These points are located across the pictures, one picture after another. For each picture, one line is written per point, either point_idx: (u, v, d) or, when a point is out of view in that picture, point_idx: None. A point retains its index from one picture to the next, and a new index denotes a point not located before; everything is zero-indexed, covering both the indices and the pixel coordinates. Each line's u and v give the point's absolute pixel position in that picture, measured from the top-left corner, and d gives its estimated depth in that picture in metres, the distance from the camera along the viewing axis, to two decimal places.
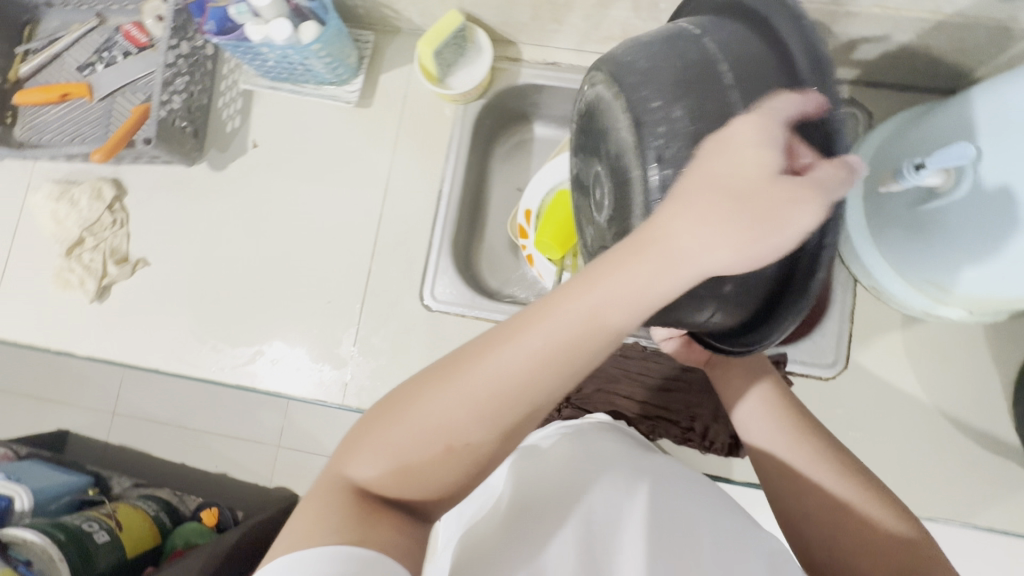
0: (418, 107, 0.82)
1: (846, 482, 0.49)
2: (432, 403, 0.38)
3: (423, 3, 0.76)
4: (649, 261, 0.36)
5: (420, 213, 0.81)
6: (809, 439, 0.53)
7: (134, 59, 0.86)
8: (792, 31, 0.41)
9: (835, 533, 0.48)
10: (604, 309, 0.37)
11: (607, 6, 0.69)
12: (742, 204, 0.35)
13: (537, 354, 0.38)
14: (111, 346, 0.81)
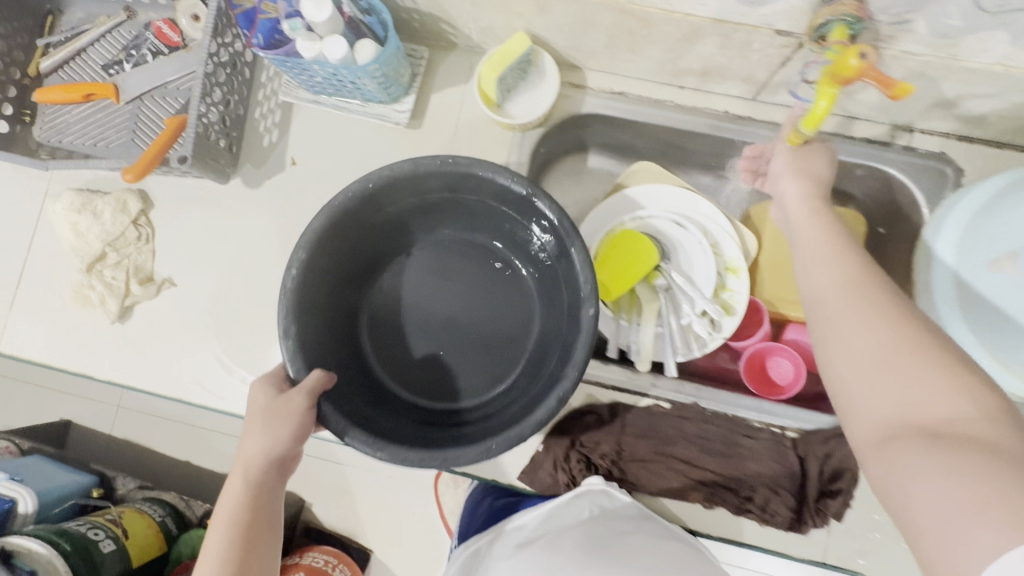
0: (471, 132, 0.76)
1: (891, 322, 0.44)
2: (229, 518, 0.56)
3: (487, 22, 0.70)
4: (236, 471, 0.57)
5: None
6: (902, 331, 0.43)
7: (165, 59, 0.79)
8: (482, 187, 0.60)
9: (894, 400, 0.41)
10: (242, 461, 0.57)
11: (692, 41, 0.64)
12: (264, 424, 0.57)
13: (260, 481, 0.57)
14: (132, 370, 0.76)
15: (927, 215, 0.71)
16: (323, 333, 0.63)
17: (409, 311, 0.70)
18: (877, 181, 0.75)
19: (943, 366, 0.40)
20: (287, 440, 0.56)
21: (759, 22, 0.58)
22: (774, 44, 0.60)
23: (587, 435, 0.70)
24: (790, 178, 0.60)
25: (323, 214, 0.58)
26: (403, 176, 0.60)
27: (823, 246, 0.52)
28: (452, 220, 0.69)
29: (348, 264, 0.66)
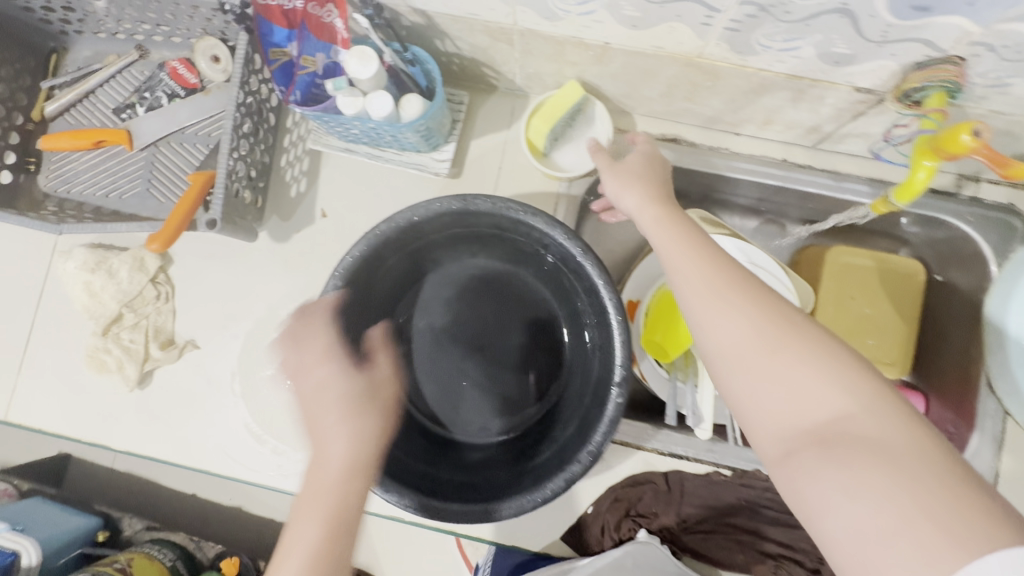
0: (515, 180, 0.72)
1: (746, 307, 0.41)
2: (291, 552, 0.43)
3: (536, 68, 0.65)
4: (309, 475, 0.46)
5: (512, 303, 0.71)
6: (779, 327, 0.39)
7: (181, 102, 0.73)
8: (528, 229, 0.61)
9: (788, 411, 0.37)
10: (319, 473, 0.46)
11: (761, 93, 0.60)
12: (352, 423, 0.48)
13: (343, 501, 0.45)
14: (154, 439, 0.71)
15: (995, 270, 0.67)
16: (357, 361, 0.64)
17: (431, 332, 0.71)
18: (939, 232, 0.72)
19: (832, 362, 0.37)
20: (369, 451, 0.47)
21: (839, 80, 0.54)
22: (850, 99, 0.57)
23: (644, 504, 0.66)
24: (626, 189, 0.53)
25: (366, 245, 0.59)
26: (450, 214, 0.61)
27: (668, 237, 0.48)
28: (490, 251, 0.70)
29: (382, 290, 0.66)
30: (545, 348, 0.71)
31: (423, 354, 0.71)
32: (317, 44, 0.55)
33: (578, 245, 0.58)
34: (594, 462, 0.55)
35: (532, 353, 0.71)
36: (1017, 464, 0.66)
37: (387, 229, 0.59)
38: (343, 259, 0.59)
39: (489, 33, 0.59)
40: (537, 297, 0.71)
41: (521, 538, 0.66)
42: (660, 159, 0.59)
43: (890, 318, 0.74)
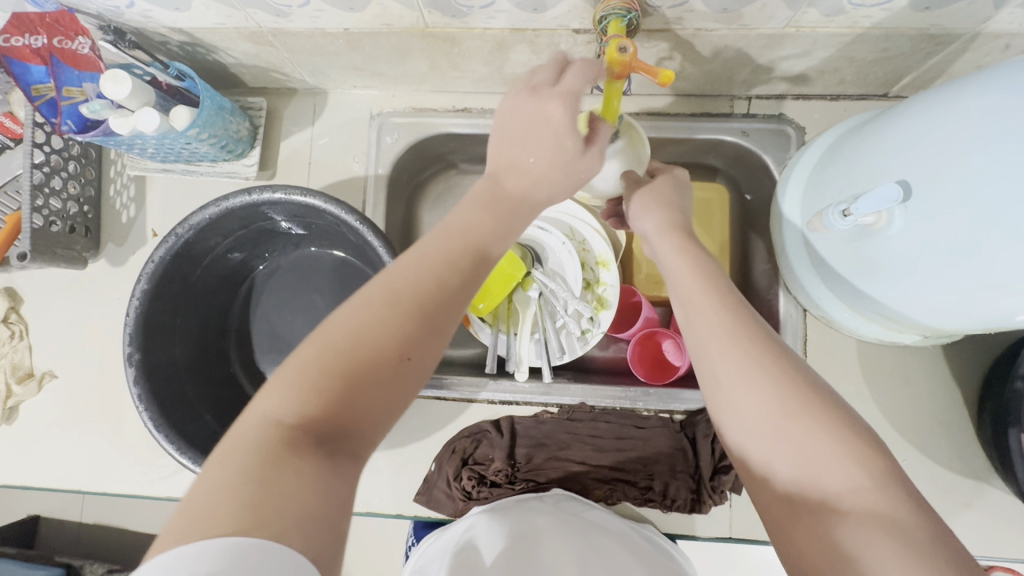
0: (326, 171, 0.76)
1: (772, 376, 0.43)
2: (364, 304, 0.40)
3: (314, 64, 0.70)
4: (371, 295, 0.40)
5: (333, 274, 0.83)
6: (794, 395, 0.42)
7: (12, 153, 0.78)
8: (310, 214, 0.68)
9: (797, 479, 0.40)
10: (384, 290, 0.40)
11: (506, 51, 0.64)
12: (427, 291, 0.41)
13: (436, 292, 0.41)
14: (30, 469, 0.75)
15: (776, 177, 0.72)
16: (185, 355, 0.72)
17: (270, 320, 0.83)
18: (730, 151, 0.76)
19: (838, 433, 0.40)
20: (446, 309, 0.41)
21: (554, 25, 0.58)
22: (577, 42, 0.61)
23: (478, 451, 0.69)
24: (646, 212, 0.59)
25: (169, 249, 0.65)
26: (241, 209, 0.66)
27: (690, 282, 0.51)
28: (310, 240, 0.81)
29: (206, 286, 0.75)
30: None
31: (264, 341, 0.83)
32: (79, 75, 0.60)
33: (355, 217, 0.63)
34: None
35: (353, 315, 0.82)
36: (823, 354, 0.70)
37: (184, 233, 0.65)
38: (147, 265, 0.65)
39: (248, 38, 0.64)
40: (358, 275, 0.82)
41: (374, 502, 0.71)
42: (685, 180, 0.64)
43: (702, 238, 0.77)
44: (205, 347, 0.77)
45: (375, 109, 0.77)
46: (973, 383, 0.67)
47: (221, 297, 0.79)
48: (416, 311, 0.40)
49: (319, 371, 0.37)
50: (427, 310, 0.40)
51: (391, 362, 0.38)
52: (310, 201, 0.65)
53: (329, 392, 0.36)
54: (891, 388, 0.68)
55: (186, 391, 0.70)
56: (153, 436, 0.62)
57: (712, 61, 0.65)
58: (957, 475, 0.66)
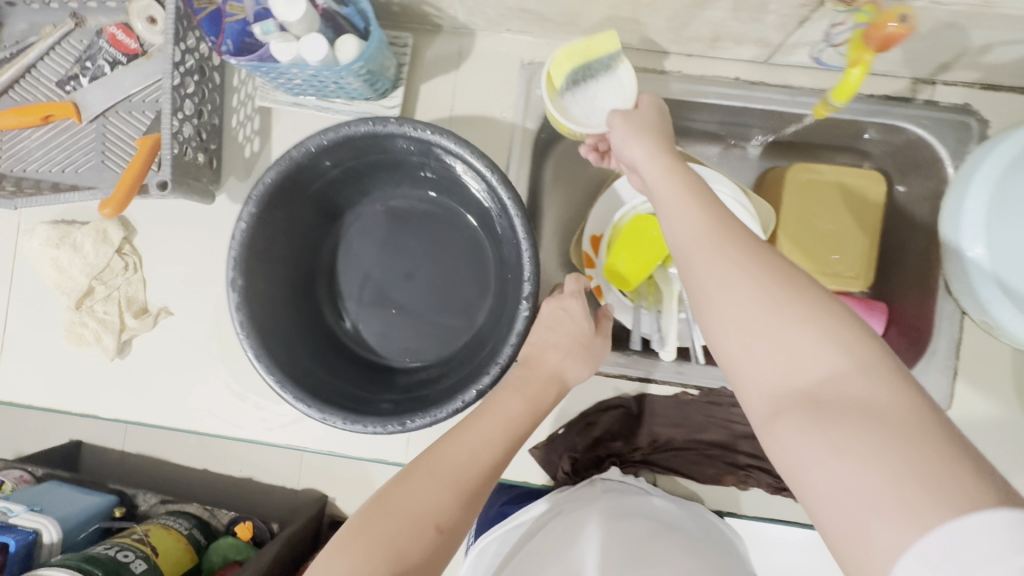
0: (467, 121, 0.71)
1: (757, 275, 0.39)
2: (420, 482, 0.48)
3: (474, 1, 0.64)
4: (418, 478, 0.48)
5: (437, 222, 0.82)
6: (781, 287, 0.38)
7: (124, 70, 0.72)
8: (418, 147, 0.67)
9: (786, 376, 0.36)
10: (441, 488, 0.48)
11: (703, 6, 0.58)
12: (460, 483, 0.49)
13: (473, 472, 0.50)
14: (142, 405, 0.73)
15: (952, 171, 0.67)
16: (277, 286, 0.73)
17: (360, 263, 0.83)
18: (897, 139, 0.71)
19: (822, 318, 0.37)
20: (476, 496, 0.49)
21: None
22: (793, 3, 0.55)
23: (613, 427, 0.69)
24: (635, 141, 0.55)
25: (281, 169, 0.64)
26: (361, 138, 0.66)
27: (676, 205, 0.47)
28: (412, 181, 0.79)
29: (307, 215, 0.75)
30: (469, 272, 0.81)
31: (356, 283, 0.82)
32: None
33: (481, 161, 0.64)
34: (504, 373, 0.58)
35: (454, 269, 0.81)
36: (974, 360, 0.68)
37: (300, 153, 0.63)
38: (257, 186, 0.64)
39: None
40: (458, 224, 0.81)
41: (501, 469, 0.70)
42: (666, 110, 0.61)
43: (851, 232, 0.75)
44: (297, 277, 0.77)
45: (524, 58, 0.71)
46: None
47: (318, 231, 0.79)
48: (462, 485, 0.49)
49: (371, 544, 0.44)
50: (473, 481, 0.49)
51: (435, 532, 0.46)
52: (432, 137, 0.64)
53: (397, 540, 0.44)
54: None
55: (280, 321, 0.72)
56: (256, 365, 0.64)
57: (923, 39, 0.59)
58: None
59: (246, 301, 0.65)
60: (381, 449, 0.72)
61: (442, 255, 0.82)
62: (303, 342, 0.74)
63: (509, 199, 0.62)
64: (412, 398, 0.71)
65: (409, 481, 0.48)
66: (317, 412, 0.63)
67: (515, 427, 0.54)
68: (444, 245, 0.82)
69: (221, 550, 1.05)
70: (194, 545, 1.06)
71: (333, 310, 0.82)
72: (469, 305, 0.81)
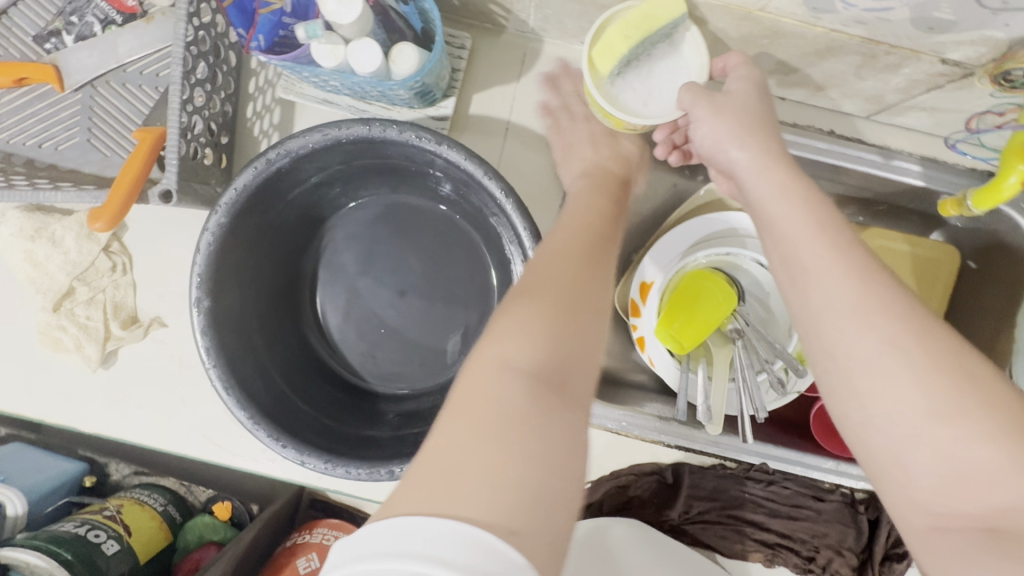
0: (523, 142, 0.62)
1: (932, 368, 0.33)
2: (521, 309, 0.37)
3: (553, 8, 0.54)
4: (515, 311, 0.36)
5: (451, 241, 0.62)
6: (946, 384, 0.32)
7: (118, 32, 0.60)
8: (430, 158, 0.50)
9: (951, 481, 0.32)
10: (534, 304, 0.36)
11: (823, 58, 0.50)
12: (554, 306, 0.37)
13: (580, 292, 0.38)
14: (124, 422, 0.65)
15: None
16: (257, 305, 0.57)
17: (346, 276, 0.63)
18: (984, 220, 0.66)
19: (996, 421, 0.32)
20: (590, 313, 0.38)
21: (926, 48, 0.45)
22: (931, 71, 0.47)
23: (645, 493, 0.65)
24: (736, 139, 0.43)
25: (257, 176, 0.49)
26: (353, 142, 0.50)
27: (829, 250, 0.37)
28: (414, 188, 0.60)
29: (283, 222, 0.57)
30: (471, 292, 0.62)
31: (340, 305, 0.63)
32: None
33: (502, 189, 0.48)
34: None
35: (461, 302, 0.62)
36: None
37: (279, 158, 0.49)
38: (228, 190, 0.49)
39: None
40: (468, 245, 0.62)
41: None
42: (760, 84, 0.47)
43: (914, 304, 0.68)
44: (275, 299, 0.59)
45: None
46: None
47: (295, 240, 0.60)
48: (570, 304, 0.37)
49: (473, 416, 0.31)
50: (581, 307, 0.38)
51: (553, 391, 0.33)
52: (442, 151, 0.48)
53: (529, 470, 0.30)
54: None
55: (256, 345, 0.55)
56: (223, 400, 0.50)
57: None
58: None
59: (212, 327, 0.50)
60: (384, 490, 0.65)
61: (448, 275, 0.62)
62: (291, 367, 0.59)
63: (525, 231, 0.48)
64: (401, 439, 0.55)
65: (497, 326, 0.36)
66: (294, 456, 0.50)
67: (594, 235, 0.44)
68: (449, 259, 0.62)
69: (197, 528, 0.90)
70: (168, 523, 0.89)
71: (311, 329, 0.63)
72: (469, 331, 0.62)
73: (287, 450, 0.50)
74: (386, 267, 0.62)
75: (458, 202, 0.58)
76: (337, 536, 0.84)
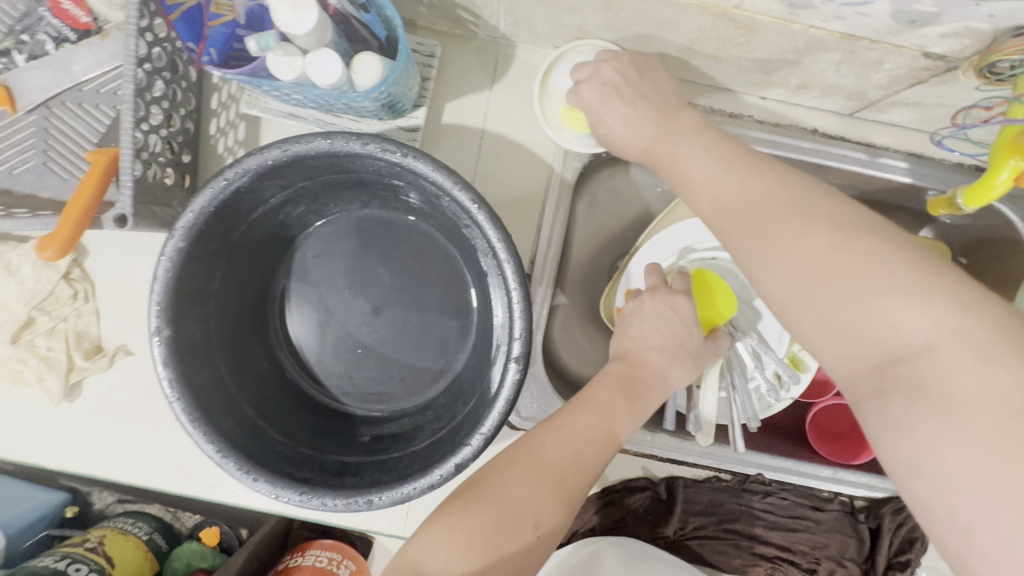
0: (498, 152, 0.60)
1: (798, 234, 0.36)
2: (464, 523, 0.41)
3: (523, 12, 0.52)
4: (463, 509, 0.41)
5: (423, 254, 0.60)
6: (817, 243, 0.35)
7: (73, 50, 0.58)
8: (395, 169, 0.49)
9: (858, 344, 0.34)
10: (480, 512, 0.41)
11: (803, 55, 0.48)
12: (489, 525, 0.40)
13: (534, 509, 0.41)
14: (90, 456, 0.62)
15: None
16: (221, 332, 0.54)
17: (317, 294, 0.60)
18: (975, 215, 0.64)
19: (862, 264, 0.34)
20: (535, 539, 0.41)
21: (907, 42, 0.43)
22: (914, 66, 0.46)
23: (638, 510, 0.62)
24: (604, 103, 0.48)
25: (214, 198, 0.47)
26: (315, 157, 0.48)
27: (722, 185, 0.40)
28: (383, 202, 0.58)
29: (245, 245, 0.54)
30: (449, 306, 0.60)
31: (313, 327, 0.61)
32: None
33: (471, 196, 0.47)
34: (490, 445, 0.48)
35: (440, 316, 0.60)
36: None
37: (237, 177, 0.47)
38: (183, 214, 0.46)
39: None
40: (445, 260, 0.60)
41: None
42: (638, 60, 0.49)
43: None
44: (241, 321, 0.57)
45: None
46: None
47: (260, 261, 0.57)
48: (522, 529, 0.41)
49: None
50: (518, 542, 0.40)
51: None
52: (405, 161, 0.46)
53: None
54: None
55: (222, 375, 0.53)
56: (188, 434, 0.47)
57: None
58: None
59: (174, 358, 0.47)
60: (363, 518, 0.63)
61: (421, 287, 0.60)
62: (263, 395, 0.56)
63: (498, 242, 0.47)
64: (380, 465, 0.52)
65: (437, 526, 0.41)
66: (267, 489, 0.48)
67: (579, 478, 0.43)
68: (423, 273, 0.60)
69: (184, 555, 0.86)
70: (155, 553, 0.86)
71: (285, 353, 0.61)
72: (448, 345, 0.60)
73: (259, 483, 0.48)
74: (357, 281, 0.60)
75: (432, 215, 0.56)
76: (330, 557, 0.79)
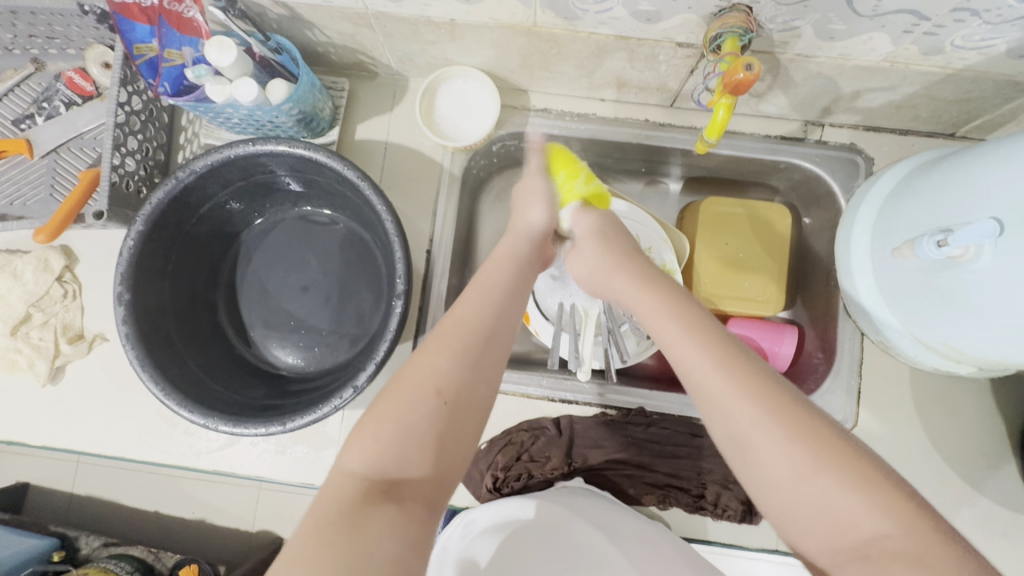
0: (402, 158, 0.76)
1: (769, 413, 0.42)
2: (392, 408, 0.44)
3: (403, 50, 0.70)
4: (394, 394, 0.45)
5: (338, 240, 0.75)
6: (767, 405, 0.43)
7: (79, 110, 0.77)
8: (308, 164, 0.64)
9: (827, 529, 0.39)
10: (411, 384, 0.45)
11: (604, 56, 0.65)
12: (415, 395, 0.44)
13: (452, 370, 0.46)
14: (71, 433, 0.73)
15: (844, 204, 0.73)
16: (173, 304, 0.67)
17: (259, 281, 0.75)
18: (796, 177, 0.78)
19: (812, 442, 0.41)
20: (460, 382, 0.46)
21: (661, 37, 0.59)
22: (679, 55, 0.62)
23: (534, 449, 0.70)
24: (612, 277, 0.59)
25: (168, 192, 0.61)
26: (242, 159, 0.63)
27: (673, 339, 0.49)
28: (309, 200, 0.74)
29: (197, 238, 0.69)
30: (364, 280, 0.73)
31: (256, 304, 0.75)
32: (180, 37, 0.60)
33: (358, 174, 0.61)
34: (381, 369, 0.59)
35: (356, 289, 0.73)
36: (875, 378, 0.73)
37: (186, 176, 0.61)
38: (144, 207, 0.61)
39: (348, 19, 0.63)
40: (360, 246, 0.74)
41: None
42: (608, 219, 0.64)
43: (759, 258, 0.79)
44: (192, 301, 0.70)
45: None
46: (1011, 412, 0.71)
47: (207, 253, 0.72)
48: (445, 379, 0.46)
49: (321, 511, 0.39)
50: (431, 399, 0.44)
51: (384, 489, 0.40)
52: (314, 157, 0.62)
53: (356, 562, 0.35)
54: (938, 415, 0.71)
55: (173, 337, 0.65)
56: (139, 377, 0.58)
57: (800, 86, 0.66)
58: (994, 500, 0.69)
59: (133, 316, 0.59)
60: (293, 472, 0.72)
61: (342, 265, 0.74)
62: (211, 362, 0.68)
63: (382, 208, 0.60)
64: (299, 400, 0.65)
65: (364, 428, 0.44)
66: (201, 419, 0.58)
67: (471, 340, 0.48)
68: (343, 255, 0.74)
69: None
70: None
71: (234, 332, 0.74)
72: (364, 313, 0.73)
73: (193, 413, 0.58)
74: (296, 269, 0.75)
75: (345, 205, 0.71)
76: None
